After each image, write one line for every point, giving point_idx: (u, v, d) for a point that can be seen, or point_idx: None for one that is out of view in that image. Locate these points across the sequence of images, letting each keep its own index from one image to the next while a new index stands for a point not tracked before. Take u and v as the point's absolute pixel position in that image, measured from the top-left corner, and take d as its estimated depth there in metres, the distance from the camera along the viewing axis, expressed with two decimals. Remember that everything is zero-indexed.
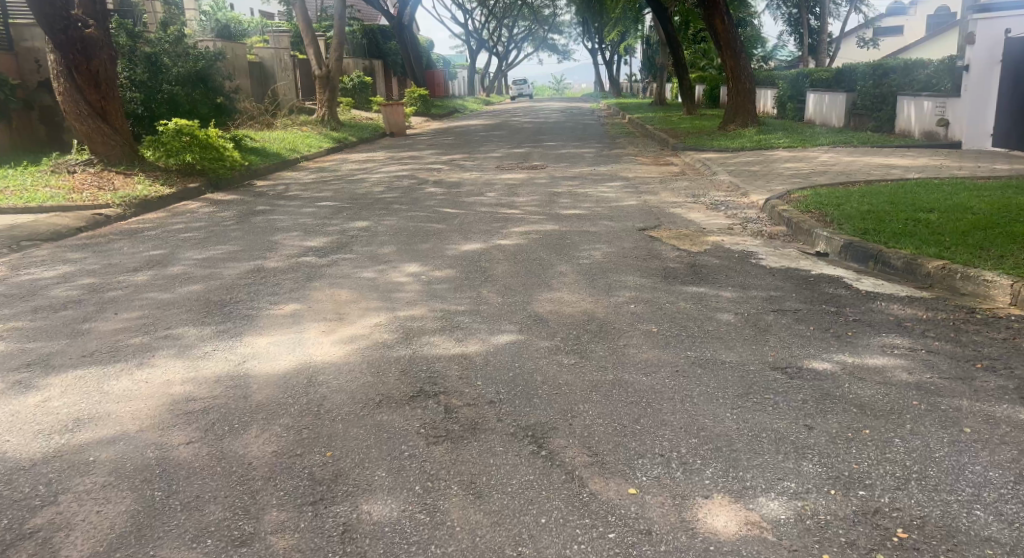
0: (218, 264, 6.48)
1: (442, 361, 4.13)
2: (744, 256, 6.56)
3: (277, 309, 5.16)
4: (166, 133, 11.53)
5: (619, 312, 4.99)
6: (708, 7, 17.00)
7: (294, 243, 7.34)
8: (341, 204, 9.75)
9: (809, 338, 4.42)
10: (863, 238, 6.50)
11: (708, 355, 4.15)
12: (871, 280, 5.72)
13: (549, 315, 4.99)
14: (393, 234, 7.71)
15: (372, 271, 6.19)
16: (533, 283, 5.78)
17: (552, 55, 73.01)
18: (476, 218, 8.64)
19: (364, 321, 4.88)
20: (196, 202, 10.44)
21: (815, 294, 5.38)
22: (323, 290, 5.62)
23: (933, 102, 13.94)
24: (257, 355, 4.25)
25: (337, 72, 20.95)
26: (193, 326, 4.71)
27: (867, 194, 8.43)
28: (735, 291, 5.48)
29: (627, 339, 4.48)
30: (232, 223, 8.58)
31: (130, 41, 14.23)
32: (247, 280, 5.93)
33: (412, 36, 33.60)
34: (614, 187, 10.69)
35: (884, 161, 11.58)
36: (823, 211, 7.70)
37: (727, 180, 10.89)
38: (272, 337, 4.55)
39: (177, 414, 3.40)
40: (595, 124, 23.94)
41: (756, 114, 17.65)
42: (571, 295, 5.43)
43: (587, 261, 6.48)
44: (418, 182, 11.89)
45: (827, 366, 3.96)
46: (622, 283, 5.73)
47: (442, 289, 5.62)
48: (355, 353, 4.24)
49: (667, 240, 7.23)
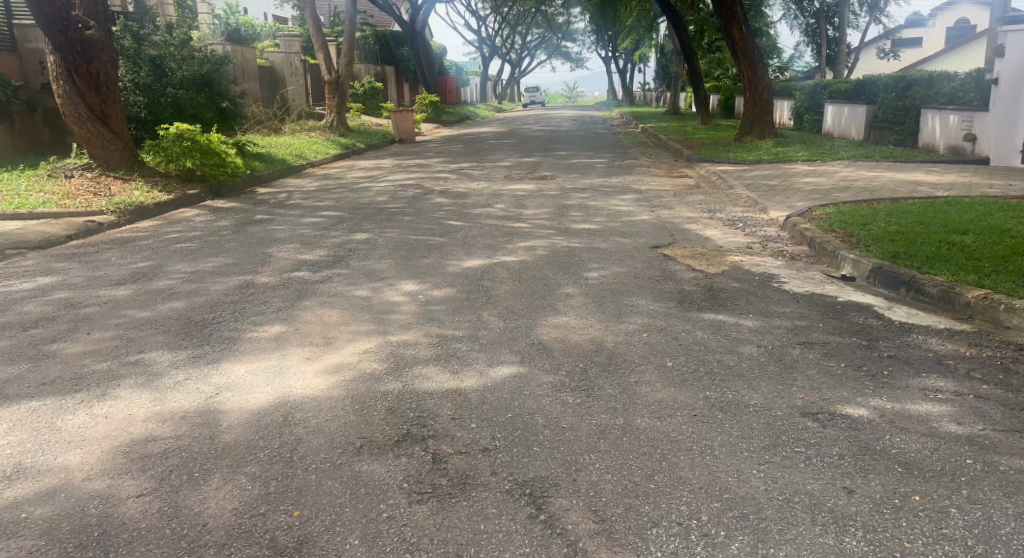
0: (206, 278, 6.11)
1: (434, 398, 3.74)
2: (765, 279, 6.15)
3: (261, 331, 4.79)
4: (167, 138, 11.24)
5: (630, 342, 4.59)
6: (726, 15, 16.58)
7: (289, 256, 6.97)
8: (342, 214, 9.40)
9: (842, 378, 4.00)
10: (893, 262, 6.08)
11: (729, 397, 3.74)
12: (904, 309, 5.30)
13: (554, 343, 4.60)
14: (393, 248, 7.34)
15: (367, 289, 5.82)
16: (539, 306, 5.39)
17: (565, 63, 72.77)
18: (481, 231, 8.26)
19: (354, 347, 4.50)
20: (194, 210, 10.12)
21: (844, 324, 4.96)
22: (314, 310, 5.25)
23: (959, 116, 13.49)
24: (232, 386, 3.86)
25: (347, 77, 20.65)
26: (167, 351, 4.34)
27: (894, 213, 8.00)
28: (757, 319, 5.07)
29: (639, 374, 4.07)
30: (228, 233, 8.23)
31: (134, 43, 13.93)
32: (234, 297, 5.56)
33: (424, 42, 33.35)
34: (627, 200, 10.29)
35: (909, 176, 11.14)
36: (847, 230, 7.29)
37: (744, 194, 10.47)
38: (252, 365, 4.17)
39: (130, 459, 3.01)
40: (609, 134, 23.57)
41: (774, 125, 17.21)
42: (579, 320, 5.03)
43: (596, 281, 6.08)
44: (423, 191, 11.53)
45: (863, 412, 3.55)
46: (633, 307, 5.32)
47: (441, 312, 5.23)
48: (339, 387, 3.85)
49: (682, 260, 6.82)
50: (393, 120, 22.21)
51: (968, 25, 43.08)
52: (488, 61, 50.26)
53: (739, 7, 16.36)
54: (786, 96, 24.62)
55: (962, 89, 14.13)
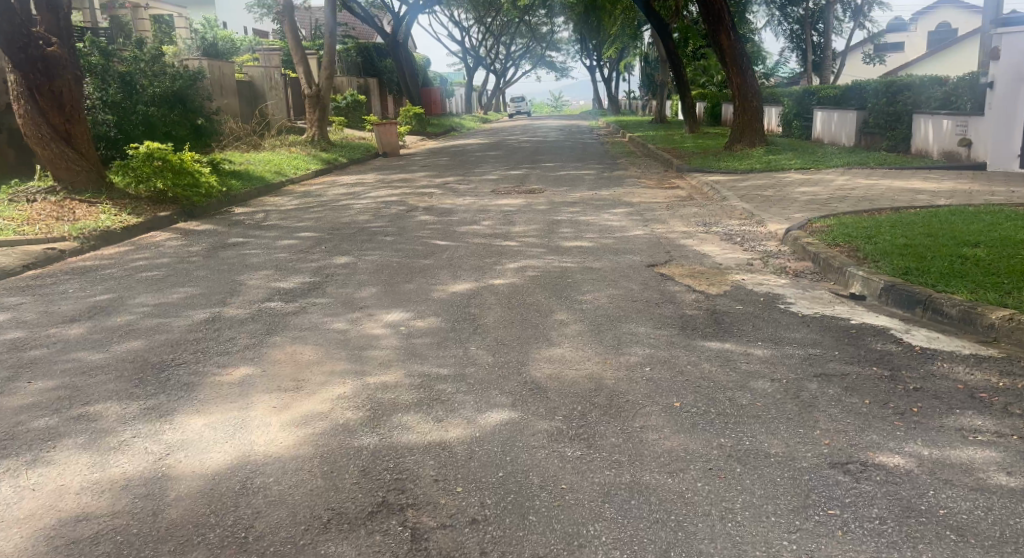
0: (170, 312, 5.69)
1: (414, 455, 3.32)
2: (770, 300, 5.76)
3: (225, 374, 4.36)
4: (136, 157, 10.74)
5: (632, 379, 4.16)
6: (713, 22, 16.29)
7: (262, 283, 6.54)
8: (321, 235, 8.98)
9: (869, 418, 3.59)
10: (905, 279, 5.70)
11: (747, 445, 3.33)
12: (922, 331, 4.91)
13: (548, 381, 4.18)
14: (373, 272, 6.91)
15: (344, 320, 5.38)
16: (530, 336, 4.97)
17: (549, 73, 72.50)
18: (467, 251, 7.84)
19: (327, 392, 4.06)
20: (166, 233, 9.68)
21: (861, 352, 4.56)
22: (284, 348, 4.81)
23: (953, 121, 13.21)
24: (186, 442, 3.44)
25: (328, 91, 20.23)
26: (116, 402, 3.89)
27: (899, 224, 7.64)
28: (766, 348, 4.66)
29: (645, 418, 3.65)
30: (198, 258, 7.80)
31: (102, 59, 13.50)
32: (197, 334, 5.12)
33: (407, 55, 33.02)
34: (618, 214, 9.91)
35: (907, 184, 10.81)
36: (852, 245, 6.91)
37: (740, 205, 10.10)
38: (211, 417, 3.73)
39: (55, 548, 2.65)
40: (597, 143, 23.23)
41: (764, 133, 16.91)
42: (574, 353, 4.62)
43: (591, 305, 5.68)
44: (407, 208, 11.11)
45: (900, 461, 3.15)
46: (633, 335, 4.91)
47: (423, 346, 4.80)
48: (307, 443, 3.44)
49: (681, 279, 6.44)
50: (376, 134, 21.77)
51: (948, 29, 43.20)
52: (472, 72, 49.98)
53: (725, 13, 16.10)
54: (774, 103, 24.35)
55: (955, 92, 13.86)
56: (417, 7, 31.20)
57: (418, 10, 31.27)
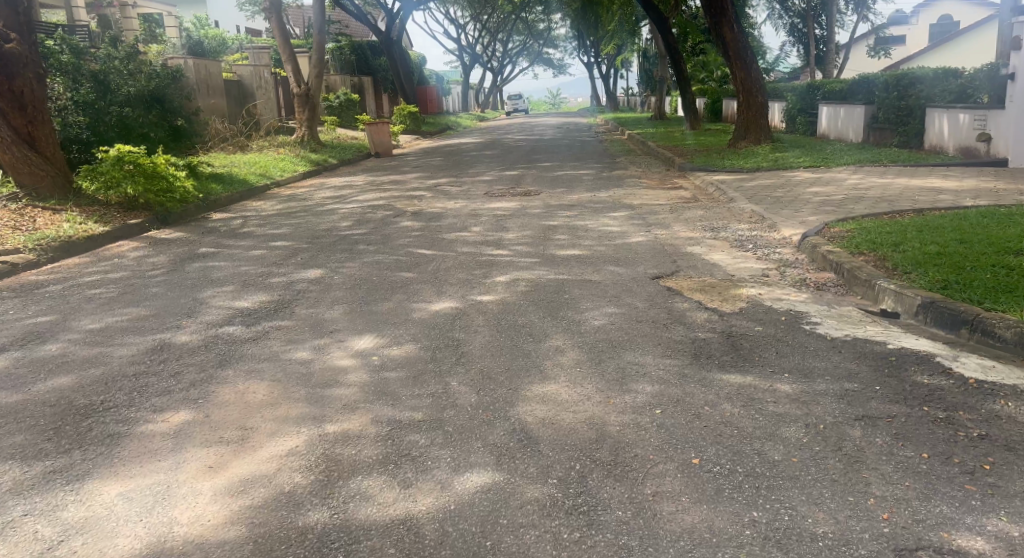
0: (115, 338, 5.04)
1: (376, 539, 2.69)
2: (794, 320, 5.09)
3: (160, 419, 3.69)
4: (106, 161, 10.05)
5: (640, 425, 3.50)
6: (716, 14, 15.67)
7: (223, 303, 5.90)
8: (297, 244, 8.33)
9: (932, 480, 2.93)
10: (946, 294, 5.05)
11: (786, 522, 2.70)
12: (975, 359, 4.24)
13: (540, 428, 3.52)
14: (350, 288, 6.28)
15: (308, 349, 4.73)
16: (519, 369, 4.31)
17: (547, 70, 71.66)
18: (454, 261, 7.19)
19: (273, 447, 3.40)
20: (134, 243, 9.03)
21: (907, 387, 3.88)
22: (235, 385, 4.14)
23: (971, 115, 12.56)
24: (90, 523, 2.81)
25: (317, 89, 19.53)
26: (16, 464, 3.22)
27: (926, 229, 6.99)
28: (794, 382, 3.99)
29: (657, 481, 2.99)
30: (161, 275, 7.16)
31: (73, 57, 12.82)
32: (138, 366, 4.43)
33: (401, 52, 32.32)
34: (618, 218, 9.26)
35: (925, 183, 10.15)
36: (878, 253, 6.26)
37: (748, 207, 9.45)
38: (127, 482, 3.07)
39: None
40: (596, 141, 22.57)
41: (769, 129, 16.22)
42: (571, 391, 3.95)
43: (589, 328, 5.03)
44: (394, 212, 10.46)
45: (982, 546, 2.55)
46: (639, 367, 4.25)
47: (396, 383, 4.13)
48: (242, 522, 2.81)
49: (691, 295, 5.78)
50: (368, 133, 21.06)
51: (950, 22, 42.62)
52: (469, 70, 49.22)
53: (728, 5, 15.52)
54: (777, 98, 23.67)
55: (970, 84, 13.30)
56: (412, 4, 30.46)
57: (413, 7, 30.55)
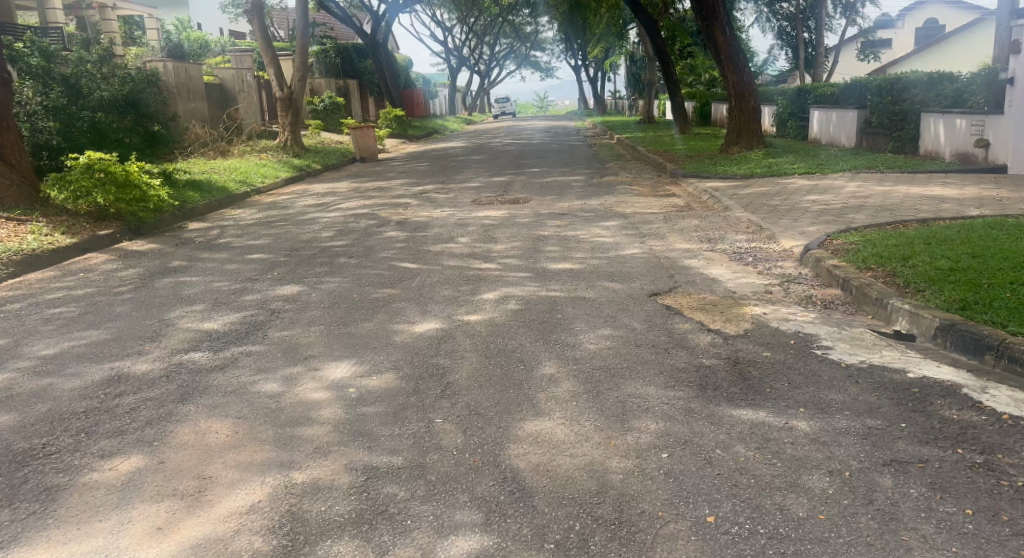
0: (72, 366, 4.65)
1: None
2: (804, 344, 4.74)
3: (107, 466, 3.30)
4: (75, 169, 9.63)
5: (646, 473, 3.14)
6: (707, 17, 15.36)
7: (191, 325, 5.52)
8: (274, 257, 7.94)
9: (981, 545, 2.59)
10: (966, 315, 4.71)
11: None
12: (1004, 390, 3.89)
13: (533, 476, 3.15)
14: (328, 306, 5.90)
15: (278, 380, 4.34)
16: (509, 403, 3.92)
17: (535, 72, 71.42)
18: (440, 276, 6.82)
19: (234, 501, 3.03)
20: (103, 255, 8.61)
21: (936, 424, 3.52)
22: (195, 424, 3.74)
23: (968, 120, 12.29)
24: None
25: (300, 92, 19.06)
26: None
27: (935, 241, 6.65)
28: (812, 419, 3.63)
29: (668, 547, 2.65)
30: (129, 292, 6.77)
31: (43, 61, 12.38)
32: (90, 401, 4.03)
33: (387, 54, 31.89)
34: (611, 228, 8.91)
35: (925, 190, 9.86)
36: (887, 269, 5.92)
37: (745, 217, 9.12)
38: (61, 552, 2.70)
39: None
40: (585, 146, 22.24)
41: (761, 133, 15.91)
42: (566, 432, 3.56)
43: (584, 353, 4.65)
44: (377, 221, 10.08)
45: None
46: (641, 401, 3.88)
47: (373, 421, 3.74)
48: None
49: (692, 314, 5.43)
50: (353, 137, 20.62)
51: (936, 25, 42.71)
52: (455, 73, 48.80)
53: (720, 8, 15.20)
54: (768, 102, 23.42)
55: (967, 89, 13.07)
56: (397, 6, 30.02)
57: (398, 9, 30.11)
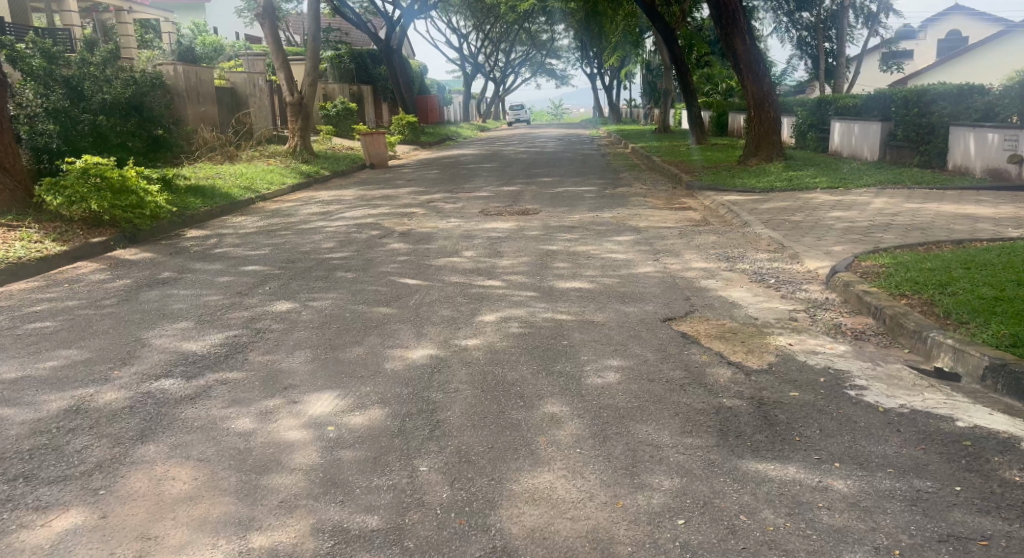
0: (31, 393, 4.26)
1: None
2: (836, 383, 4.27)
3: (41, 522, 2.90)
4: (70, 174, 9.30)
5: (658, 548, 2.70)
6: (725, 25, 14.86)
7: (169, 346, 5.11)
8: (269, 270, 7.54)
9: None
10: (1017, 355, 4.23)
11: None
12: None
13: (527, 546, 2.73)
14: (318, 326, 5.50)
15: (251, 415, 3.91)
16: (505, 448, 3.48)
17: (550, 80, 71.07)
18: (440, 294, 6.40)
19: None
20: (93, 264, 8.24)
21: (995, 488, 3.05)
22: (151, 468, 3.33)
23: (1001, 135, 11.79)
24: None
25: (310, 97, 18.72)
26: None
27: (973, 266, 6.15)
28: (850, 476, 3.17)
29: None
30: (111, 306, 6.38)
31: (45, 63, 12.09)
32: (39, 439, 3.61)
33: (400, 60, 31.55)
34: (624, 243, 8.45)
35: (958, 208, 9.36)
36: (923, 297, 5.45)
37: (765, 233, 8.65)
38: None
39: None
40: (599, 155, 21.82)
41: (781, 145, 15.43)
42: (568, 488, 3.11)
43: (591, 389, 4.19)
44: (380, 232, 9.68)
45: None
46: (654, 449, 3.43)
47: (350, 468, 3.31)
48: None
49: (711, 344, 4.96)
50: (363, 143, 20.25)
51: (959, 37, 42.19)
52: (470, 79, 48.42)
53: (740, 15, 14.67)
54: (787, 113, 22.92)
55: (998, 102, 12.46)
56: (412, 12, 29.68)
57: (413, 15, 29.76)
